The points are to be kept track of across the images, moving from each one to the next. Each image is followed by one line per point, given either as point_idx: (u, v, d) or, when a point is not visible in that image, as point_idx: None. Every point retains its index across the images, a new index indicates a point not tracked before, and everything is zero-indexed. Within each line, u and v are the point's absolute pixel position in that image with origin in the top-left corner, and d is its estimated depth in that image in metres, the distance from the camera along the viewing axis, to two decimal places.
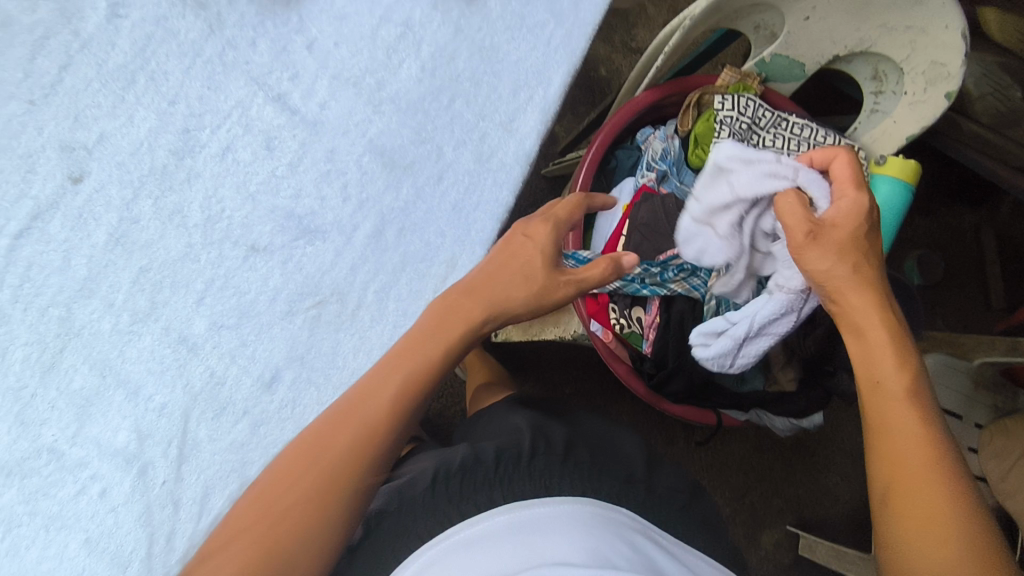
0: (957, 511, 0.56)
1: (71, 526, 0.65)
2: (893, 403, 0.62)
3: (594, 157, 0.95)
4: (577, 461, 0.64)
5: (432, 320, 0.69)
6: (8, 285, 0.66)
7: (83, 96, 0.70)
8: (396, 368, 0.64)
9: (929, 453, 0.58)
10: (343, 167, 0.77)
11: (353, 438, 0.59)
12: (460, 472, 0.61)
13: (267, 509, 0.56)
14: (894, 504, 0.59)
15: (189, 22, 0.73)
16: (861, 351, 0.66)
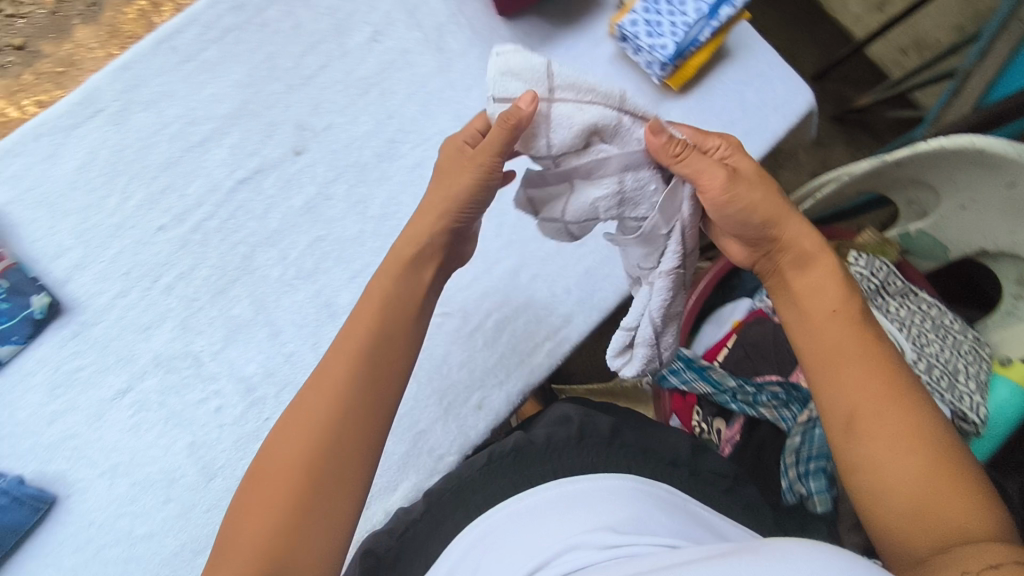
0: (941, 461, 0.52)
1: (186, 425, 0.76)
2: (842, 325, 0.58)
3: (721, 268, 0.96)
4: (624, 443, 0.65)
5: (385, 281, 0.62)
6: (220, 217, 0.82)
7: (327, 92, 0.86)
8: (367, 312, 0.60)
9: (899, 407, 0.54)
10: (505, 208, 0.87)
11: (342, 385, 0.55)
12: (510, 455, 0.63)
13: (289, 466, 0.52)
14: (867, 467, 0.54)
15: (424, 60, 0.89)
16: (807, 282, 0.61)
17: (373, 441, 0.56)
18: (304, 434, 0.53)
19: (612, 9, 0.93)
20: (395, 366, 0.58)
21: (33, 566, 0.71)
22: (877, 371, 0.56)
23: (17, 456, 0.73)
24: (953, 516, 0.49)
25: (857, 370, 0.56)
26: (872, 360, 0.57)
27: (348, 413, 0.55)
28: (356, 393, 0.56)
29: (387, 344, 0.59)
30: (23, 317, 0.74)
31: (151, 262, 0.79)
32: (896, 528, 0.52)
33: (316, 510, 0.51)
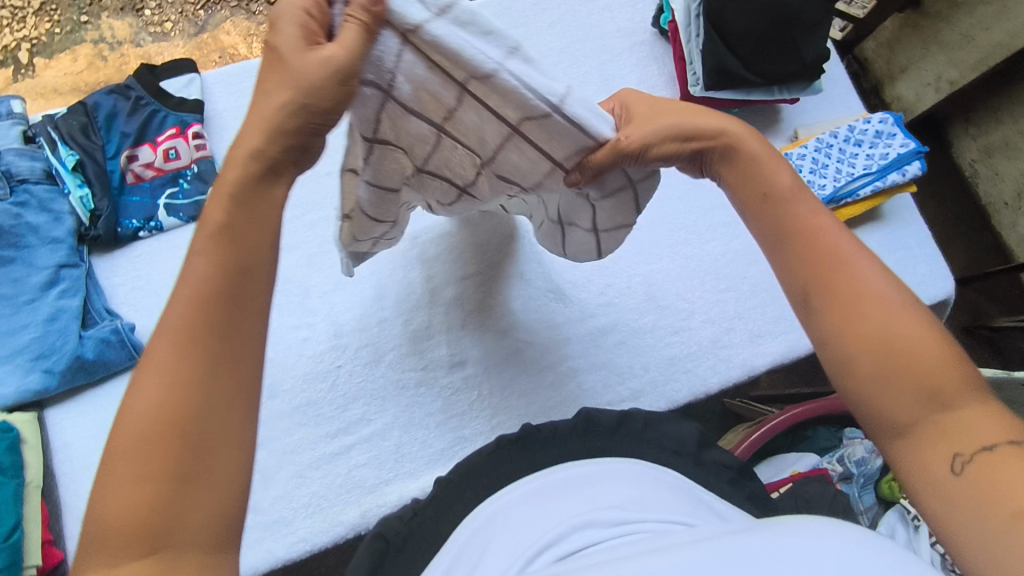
0: (906, 315, 0.48)
1: (273, 340, 0.83)
2: (803, 210, 0.53)
3: (794, 415, 0.94)
4: (632, 433, 0.63)
5: (238, 170, 0.46)
6: None
7: None
8: (213, 229, 0.45)
9: (883, 279, 0.49)
10: (618, 272, 0.91)
11: (198, 330, 0.42)
12: (517, 442, 0.61)
13: (155, 421, 0.39)
14: (864, 336, 0.47)
15: None
16: (762, 178, 0.55)
17: (246, 379, 0.43)
18: (171, 372, 0.40)
19: (785, 139, 0.98)
20: (246, 275, 0.44)
21: (103, 404, 0.79)
22: (823, 234, 0.52)
23: (135, 308, 0.83)
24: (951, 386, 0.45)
25: (841, 242, 0.51)
26: (846, 234, 0.52)
27: (216, 343, 0.42)
28: (218, 325, 0.42)
29: (235, 250, 0.44)
30: (196, 201, 0.86)
31: (307, 197, 0.89)
32: (881, 392, 0.46)
33: (202, 477, 0.39)
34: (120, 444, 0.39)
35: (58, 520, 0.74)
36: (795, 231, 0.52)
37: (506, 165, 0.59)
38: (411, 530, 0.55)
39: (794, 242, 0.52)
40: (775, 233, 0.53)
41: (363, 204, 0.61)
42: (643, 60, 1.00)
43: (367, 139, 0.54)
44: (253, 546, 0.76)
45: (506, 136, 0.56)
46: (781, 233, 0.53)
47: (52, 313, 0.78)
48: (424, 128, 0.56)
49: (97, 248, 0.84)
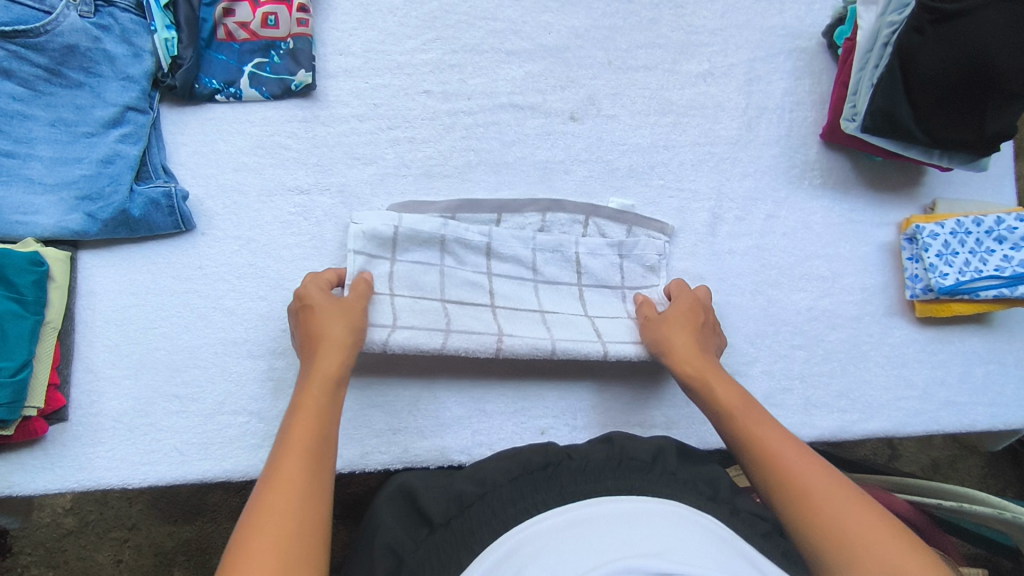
0: (848, 499, 0.55)
1: (321, 253, 0.78)
2: (756, 417, 0.64)
3: None
4: (666, 471, 0.57)
5: (318, 398, 0.61)
6: (475, 120, 0.83)
7: (631, 89, 0.86)
8: (296, 436, 0.57)
9: (832, 481, 0.57)
10: None
11: (286, 536, 0.49)
12: (544, 469, 0.58)
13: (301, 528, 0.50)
14: (823, 529, 0.54)
15: (729, 123, 0.86)
16: (717, 382, 0.69)
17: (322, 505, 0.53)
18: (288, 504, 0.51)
19: (918, 207, 0.87)
20: (322, 472, 0.55)
21: (138, 263, 0.76)
22: (825, 470, 0.58)
23: (193, 174, 0.78)
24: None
25: (782, 444, 0.61)
26: (770, 422, 0.64)
27: (323, 460, 0.56)
28: (305, 524, 0.51)
29: (330, 437, 0.59)
30: (282, 79, 0.79)
31: (398, 111, 0.82)
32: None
33: None
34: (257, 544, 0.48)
35: (69, 365, 0.73)
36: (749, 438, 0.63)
37: (548, 297, 0.79)
38: (426, 551, 0.52)
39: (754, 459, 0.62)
40: (727, 436, 0.65)
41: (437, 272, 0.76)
42: (799, 69, 0.88)
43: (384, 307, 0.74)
44: (248, 451, 0.74)
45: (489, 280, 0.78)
46: (732, 435, 0.64)
47: (108, 155, 0.73)
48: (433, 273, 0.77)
49: (170, 98, 0.79)
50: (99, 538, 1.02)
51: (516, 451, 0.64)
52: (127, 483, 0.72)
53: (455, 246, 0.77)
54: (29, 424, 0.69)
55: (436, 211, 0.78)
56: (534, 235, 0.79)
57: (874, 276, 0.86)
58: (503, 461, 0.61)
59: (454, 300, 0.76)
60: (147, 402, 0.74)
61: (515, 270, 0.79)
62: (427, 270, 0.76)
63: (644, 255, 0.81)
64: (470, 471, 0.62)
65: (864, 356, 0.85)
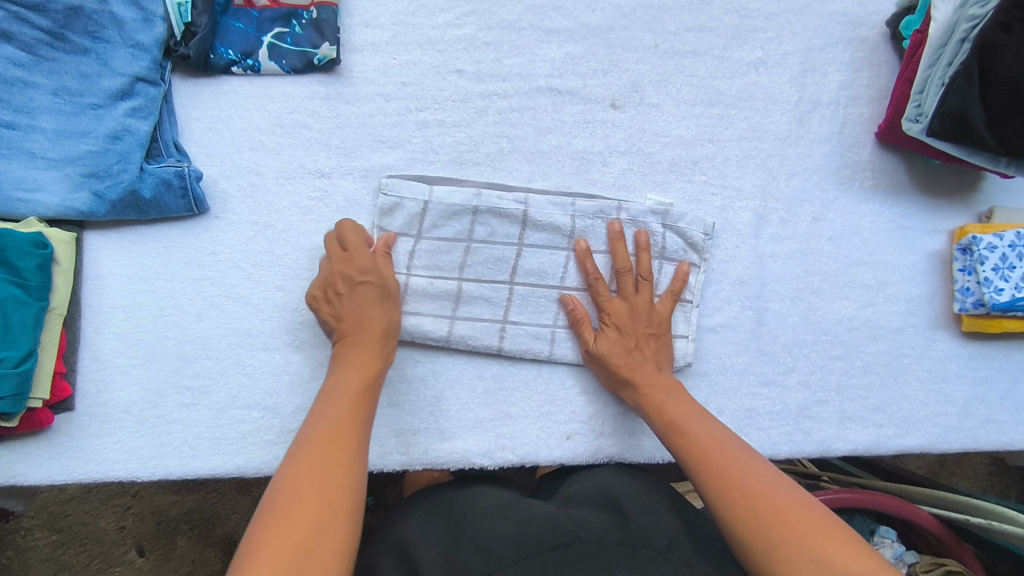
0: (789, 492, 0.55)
1: None
2: (703, 421, 0.65)
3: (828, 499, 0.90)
4: (683, 561, 0.53)
5: (365, 372, 0.63)
6: (510, 103, 0.77)
7: (677, 76, 0.80)
8: (340, 401, 0.59)
9: (771, 482, 0.56)
10: (730, 299, 0.79)
11: (330, 484, 0.51)
12: (553, 550, 0.53)
13: (345, 458, 0.54)
14: (766, 518, 0.53)
15: (780, 117, 0.81)
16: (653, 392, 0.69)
17: (362, 447, 0.56)
18: (338, 441, 0.55)
19: (973, 215, 0.83)
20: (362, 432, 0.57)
21: (148, 247, 0.71)
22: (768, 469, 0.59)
23: (207, 152, 0.73)
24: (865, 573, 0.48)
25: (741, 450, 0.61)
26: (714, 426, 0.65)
27: (361, 413, 0.59)
28: (350, 481, 0.52)
29: (369, 413, 0.60)
30: (305, 52, 0.73)
31: (428, 91, 0.76)
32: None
33: (330, 523, 0.48)
34: (307, 466, 0.52)
35: (75, 353, 0.69)
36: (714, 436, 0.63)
37: (579, 277, 0.76)
38: None
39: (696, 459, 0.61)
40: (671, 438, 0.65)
41: (453, 253, 0.74)
42: (858, 61, 0.82)
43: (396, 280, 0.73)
44: (262, 447, 0.71)
45: (516, 253, 0.75)
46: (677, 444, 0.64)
47: (116, 131, 0.68)
48: (454, 250, 0.74)
49: (183, 68, 0.73)
50: (101, 504, 1.00)
51: (522, 513, 0.59)
52: (135, 475, 0.69)
53: (488, 217, 0.74)
54: (33, 415, 0.65)
55: (463, 189, 0.74)
56: (572, 200, 0.75)
57: (921, 285, 0.82)
58: (511, 526, 0.56)
59: (471, 278, 0.74)
60: (156, 393, 0.70)
61: (548, 239, 0.75)
62: (451, 247, 0.74)
63: (688, 230, 0.77)
64: (475, 530, 0.57)
65: (904, 369, 0.81)
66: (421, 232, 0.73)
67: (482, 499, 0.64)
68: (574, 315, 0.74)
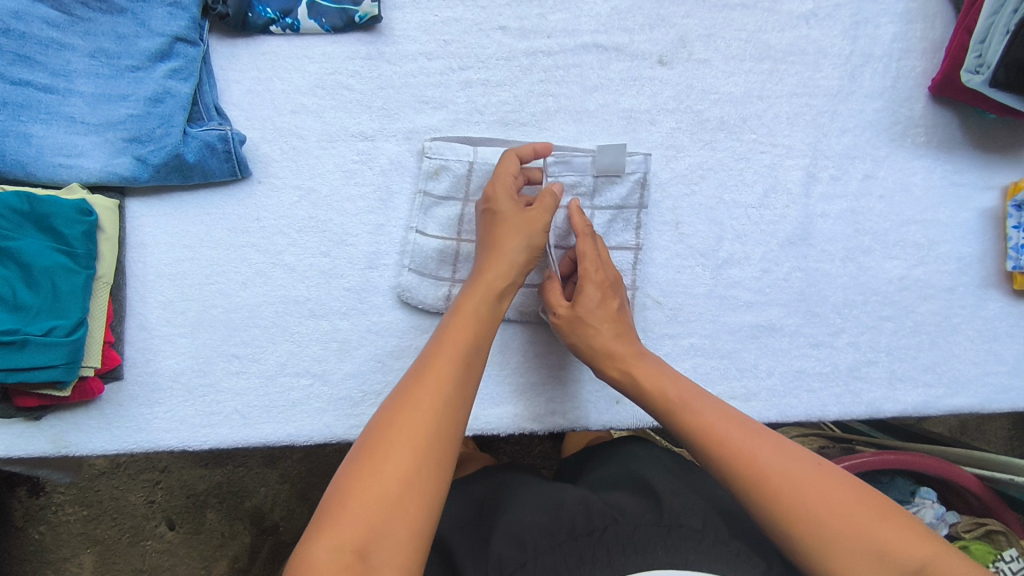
0: (803, 468, 0.52)
1: (389, 205, 0.72)
2: (685, 393, 0.60)
3: (869, 461, 0.90)
4: (719, 539, 0.53)
5: (479, 310, 0.60)
6: (555, 61, 0.75)
7: (726, 31, 0.77)
8: (450, 343, 0.56)
9: (796, 464, 0.52)
10: (779, 261, 0.78)
11: (423, 432, 0.50)
12: (587, 536, 0.53)
13: (451, 402, 0.52)
14: (792, 510, 0.50)
15: (831, 72, 0.79)
16: (632, 368, 0.64)
17: (470, 388, 0.55)
18: (442, 377, 0.53)
19: None
20: (467, 395, 0.54)
21: (191, 214, 0.70)
22: (765, 439, 0.54)
23: (247, 115, 0.71)
24: (908, 551, 0.47)
25: (733, 430, 0.56)
26: (693, 394, 0.60)
27: (474, 350, 0.57)
28: (449, 426, 0.51)
29: (482, 355, 0.58)
30: (345, 10, 0.70)
31: (470, 50, 0.74)
32: None
33: (423, 472, 0.48)
34: (408, 407, 0.51)
35: (122, 323, 0.68)
36: (699, 437, 0.56)
37: (622, 238, 0.75)
38: None
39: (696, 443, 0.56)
40: (662, 416, 0.60)
41: None
42: (911, 13, 0.80)
43: (445, 245, 0.72)
44: (313, 415, 0.70)
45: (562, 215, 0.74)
46: (670, 421, 0.59)
47: (157, 93, 0.66)
48: None
49: (220, 28, 0.71)
50: (132, 480, 1.00)
51: (553, 498, 0.59)
52: (187, 445, 0.69)
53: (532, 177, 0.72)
54: (85, 384, 0.65)
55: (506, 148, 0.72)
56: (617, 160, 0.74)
57: (972, 244, 0.80)
58: (547, 514, 0.56)
59: None
60: (205, 361, 0.70)
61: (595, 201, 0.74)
62: None
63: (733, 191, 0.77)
64: (507, 519, 0.57)
65: (954, 329, 0.80)
66: (467, 196, 0.72)
67: (513, 489, 0.64)
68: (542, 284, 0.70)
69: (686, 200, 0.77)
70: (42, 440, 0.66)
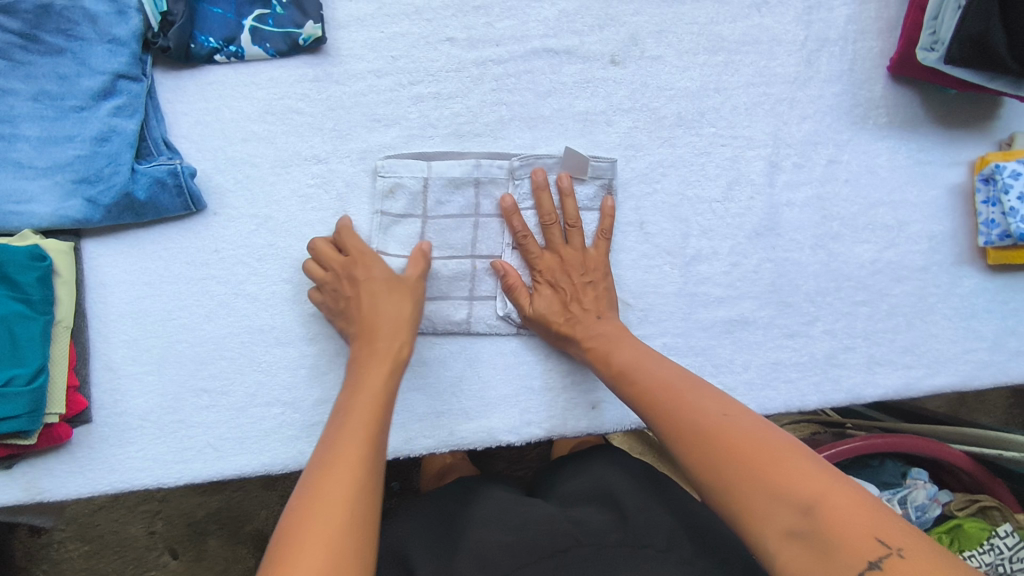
0: (720, 418, 0.53)
1: (348, 227, 0.72)
2: (632, 357, 0.64)
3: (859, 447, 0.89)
4: (684, 559, 0.53)
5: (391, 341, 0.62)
6: (506, 69, 0.74)
7: (677, 25, 0.76)
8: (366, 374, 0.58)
9: (719, 415, 0.53)
10: (749, 254, 0.77)
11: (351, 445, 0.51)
12: (551, 557, 0.54)
13: (369, 417, 0.54)
14: (706, 454, 0.51)
15: (787, 59, 0.78)
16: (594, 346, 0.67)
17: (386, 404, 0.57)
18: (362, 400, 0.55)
19: (992, 144, 0.80)
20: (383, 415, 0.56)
21: (149, 250, 0.69)
22: (697, 392, 0.57)
23: (198, 147, 0.70)
24: (805, 487, 0.46)
25: (667, 389, 0.58)
26: (643, 357, 0.63)
27: (387, 372, 0.59)
28: (372, 439, 0.52)
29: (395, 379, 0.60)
30: (288, 33, 0.69)
31: (420, 64, 0.73)
32: (752, 513, 0.47)
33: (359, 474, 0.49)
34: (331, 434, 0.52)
35: (86, 365, 0.68)
36: (639, 393, 0.60)
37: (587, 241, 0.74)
38: None
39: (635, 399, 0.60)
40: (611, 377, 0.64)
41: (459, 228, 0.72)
42: None
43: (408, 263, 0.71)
44: (286, 443, 0.70)
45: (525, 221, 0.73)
46: (617, 381, 0.63)
47: (103, 132, 0.65)
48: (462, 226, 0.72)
49: (164, 61, 0.70)
50: (130, 512, 0.99)
51: (519, 517, 0.59)
52: (161, 482, 0.68)
53: (490, 188, 0.72)
54: (51, 430, 0.64)
55: (460, 161, 0.71)
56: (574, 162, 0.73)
57: (942, 221, 0.80)
58: (511, 533, 0.57)
59: (483, 255, 0.72)
60: (173, 398, 0.69)
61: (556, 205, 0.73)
62: (458, 224, 0.72)
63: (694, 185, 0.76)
64: (473, 536, 0.58)
65: (930, 309, 0.79)
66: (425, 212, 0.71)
67: (480, 494, 0.65)
68: (507, 282, 0.70)
69: (649, 199, 0.76)
70: (15, 488, 0.66)
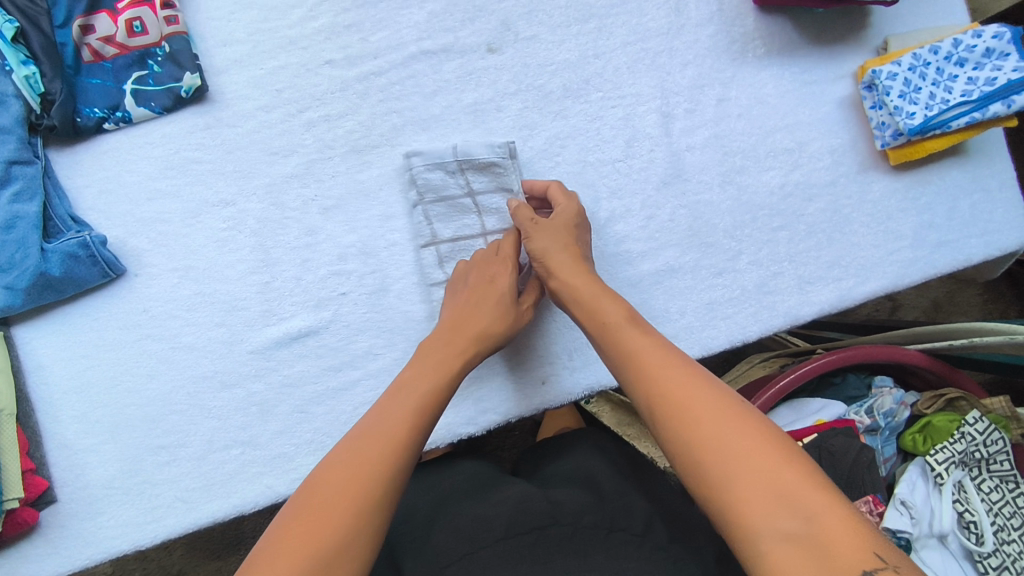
0: (722, 397, 0.51)
1: (268, 260, 0.73)
2: (629, 328, 0.60)
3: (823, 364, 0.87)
4: (657, 545, 0.55)
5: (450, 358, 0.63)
6: (389, 78, 0.76)
7: (545, 3, 0.79)
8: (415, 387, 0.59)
9: (720, 395, 0.51)
10: (662, 204, 0.79)
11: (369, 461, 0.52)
12: (527, 535, 0.54)
13: (402, 433, 0.54)
14: (699, 440, 0.48)
15: (656, 13, 0.80)
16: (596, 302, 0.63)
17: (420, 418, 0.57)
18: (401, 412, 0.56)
19: (870, 51, 0.83)
20: (419, 432, 0.56)
21: (79, 323, 0.71)
22: (693, 371, 0.54)
23: (107, 215, 0.72)
24: (809, 498, 0.43)
25: (663, 361, 0.55)
26: (636, 327, 0.60)
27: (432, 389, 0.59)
28: (397, 465, 0.52)
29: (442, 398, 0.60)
30: (169, 88, 0.71)
31: (305, 91, 0.75)
32: (744, 499, 0.44)
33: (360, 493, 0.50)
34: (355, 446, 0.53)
35: (40, 447, 0.69)
36: (626, 358, 0.57)
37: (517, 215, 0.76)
38: None
39: (622, 369, 0.57)
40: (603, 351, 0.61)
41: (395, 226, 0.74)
42: None
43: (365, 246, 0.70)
44: (252, 480, 0.71)
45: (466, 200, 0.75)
46: (609, 351, 0.60)
47: (7, 220, 0.67)
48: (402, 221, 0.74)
49: (57, 140, 0.72)
50: None
51: (498, 493, 0.60)
52: (137, 545, 0.69)
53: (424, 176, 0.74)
54: (17, 516, 0.65)
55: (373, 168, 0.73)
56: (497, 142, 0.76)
57: (840, 134, 0.82)
58: (492, 507, 0.57)
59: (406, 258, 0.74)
60: (132, 460, 0.70)
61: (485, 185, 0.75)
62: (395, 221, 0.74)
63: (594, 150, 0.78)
64: (453, 509, 0.59)
65: (847, 220, 0.81)
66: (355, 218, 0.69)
67: (461, 477, 0.65)
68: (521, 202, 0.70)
69: (554, 172, 0.78)
70: None
